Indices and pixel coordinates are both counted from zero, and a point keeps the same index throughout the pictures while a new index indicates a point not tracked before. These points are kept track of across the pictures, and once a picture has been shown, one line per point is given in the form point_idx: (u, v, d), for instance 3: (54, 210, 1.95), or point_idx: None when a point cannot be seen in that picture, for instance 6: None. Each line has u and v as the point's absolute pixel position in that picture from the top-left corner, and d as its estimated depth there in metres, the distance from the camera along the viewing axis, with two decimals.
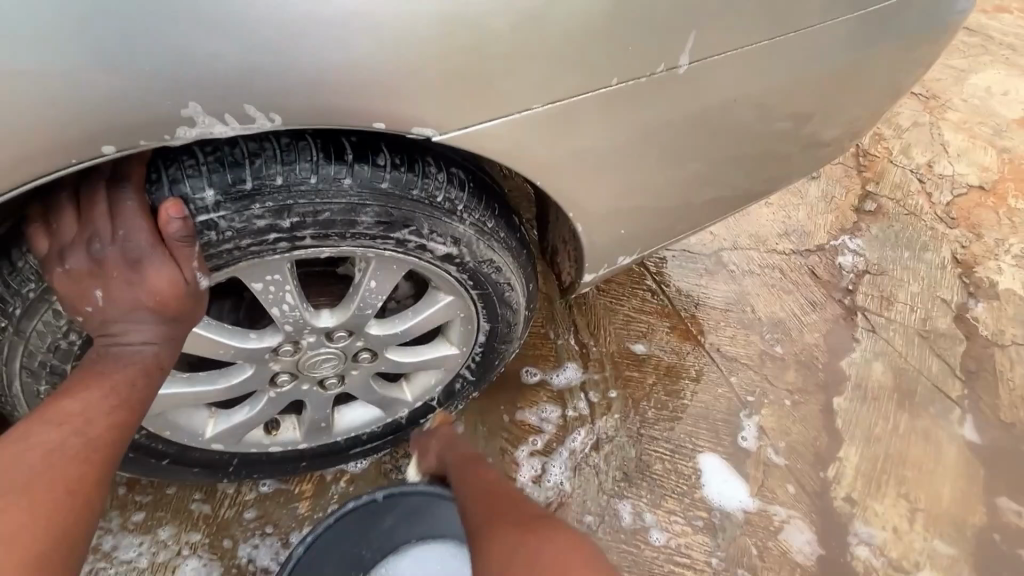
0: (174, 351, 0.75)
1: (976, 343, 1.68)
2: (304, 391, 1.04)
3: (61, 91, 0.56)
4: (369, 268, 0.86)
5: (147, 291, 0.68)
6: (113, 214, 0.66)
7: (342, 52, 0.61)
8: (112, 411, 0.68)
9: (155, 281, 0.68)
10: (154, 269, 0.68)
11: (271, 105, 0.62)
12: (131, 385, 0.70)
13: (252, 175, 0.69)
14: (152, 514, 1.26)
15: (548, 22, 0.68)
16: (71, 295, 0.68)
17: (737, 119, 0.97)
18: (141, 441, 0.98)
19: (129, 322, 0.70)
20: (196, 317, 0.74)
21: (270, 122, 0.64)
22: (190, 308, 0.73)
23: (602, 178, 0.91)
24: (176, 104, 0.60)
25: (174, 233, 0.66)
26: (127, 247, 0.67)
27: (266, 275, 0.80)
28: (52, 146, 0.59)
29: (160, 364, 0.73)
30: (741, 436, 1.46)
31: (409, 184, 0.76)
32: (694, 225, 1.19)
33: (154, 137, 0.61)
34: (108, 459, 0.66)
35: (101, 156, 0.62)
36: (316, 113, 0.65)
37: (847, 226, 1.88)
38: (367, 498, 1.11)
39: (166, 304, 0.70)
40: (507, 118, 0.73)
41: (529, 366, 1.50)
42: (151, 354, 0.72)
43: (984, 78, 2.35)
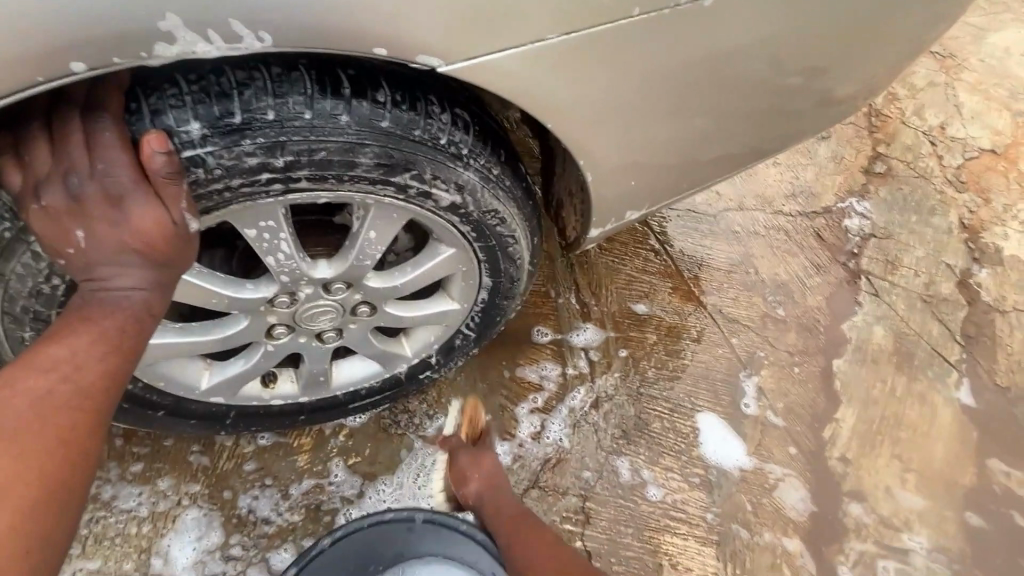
0: (165, 297, 0.70)
1: (978, 309, 1.67)
2: (301, 344, 1.02)
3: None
4: (368, 217, 0.82)
5: (132, 231, 0.64)
6: (90, 146, 0.61)
7: None
8: (103, 357, 0.65)
9: (140, 220, 0.63)
10: (140, 208, 0.63)
11: (260, 21, 0.56)
12: (121, 332, 0.66)
13: (241, 107, 0.64)
14: (151, 465, 1.26)
15: None
16: (50, 234, 0.64)
17: (760, 65, 0.91)
18: (135, 392, 0.96)
19: (115, 265, 0.66)
20: (187, 262, 0.70)
21: (258, 41, 0.58)
22: (180, 251, 0.68)
23: (614, 126, 0.85)
24: (150, 14, 0.54)
25: (159, 168, 0.61)
26: (108, 183, 0.62)
27: (260, 220, 0.76)
28: (14, 66, 0.53)
29: (150, 311, 0.69)
30: (743, 402, 1.46)
31: (411, 124, 0.71)
32: (705, 181, 1.14)
33: (129, 55, 0.56)
34: (103, 403, 0.64)
35: (70, 76, 0.56)
36: (310, 35, 0.59)
37: (855, 188, 1.84)
38: (406, 515, 1.14)
39: (153, 246, 0.65)
40: (517, 49, 0.68)
41: (540, 327, 1.48)
42: (140, 300, 0.68)
43: (1003, 37, 2.26)
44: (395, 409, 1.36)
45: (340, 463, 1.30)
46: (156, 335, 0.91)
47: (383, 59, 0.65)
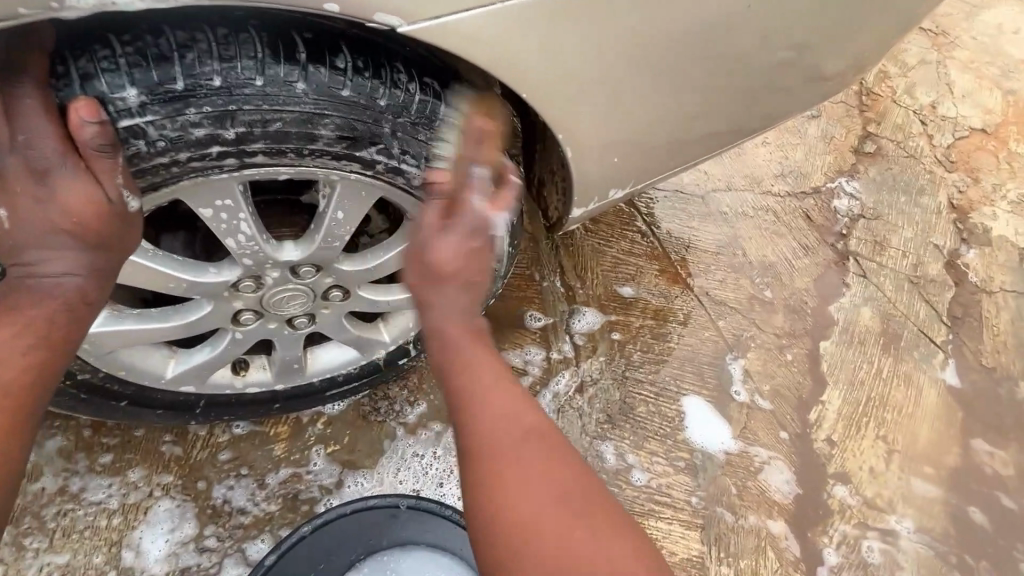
0: (102, 284, 0.70)
1: (965, 289, 1.66)
2: (271, 330, 0.97)
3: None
4: (334, 195, 0.77)
5: (65, 209, 0.63)
6: (10, 114, 0.57)
7: None
8: (31, 348, 0.66)
9: (73, 196, 0.62)
10: (70, 184, 0.61)
11: None
12: (51, 322, 0.67)
13: (183, 73, 0.59)
14: (121, 456, 1.22)
15: None
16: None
17: (750, 34, 0.86)
18: (95, 382, 0.92)
19: (48, 247, 0.66)
20: (124, 249, 0.68)
21: None
22: (117, 236, 0.66)
23: (594, 98, 0.80)
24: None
25: (87, 142, 0.58)
26: (32, 157, 0.59)
27: (215, 199, 0.71)
28: None
29: (84, 298, 0.69)
30: (735, 390, 1.44)
31: (374, 93, 0.66)
32: (692, 160, 1.10)
33: (37, 5, 0.49)
34: (33, 393, 0.66)
35: None
36: None
37: (845, 168, 1.81)
38: (391, 501, 1.13)
39: (86, 227, 0.64)
40: (484, 9, 0.63)
41: (532, 311, 1.45)
42: (74, 286, 0.68)
43: (997, 14, 2.22)
44: (375, 395, 1.33)
45: (318, 451, 1.26)
46: (113, 322, 0.87)
47: (340, 17, 0.60)
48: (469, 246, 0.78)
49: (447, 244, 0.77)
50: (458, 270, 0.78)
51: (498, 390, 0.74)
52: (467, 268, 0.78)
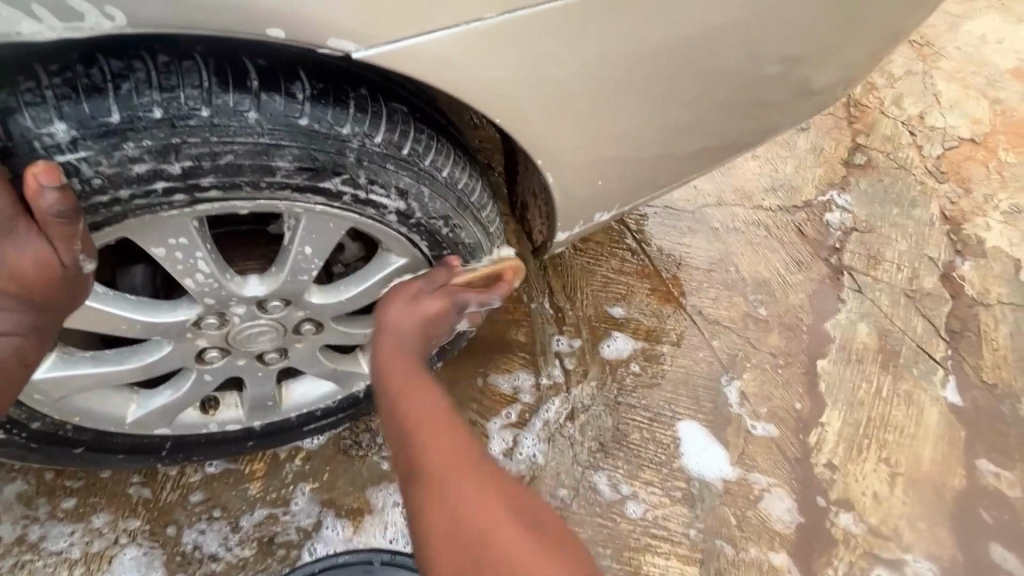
0: (41, 344, 0.63)
1: (962, 302, 1.63)
2: (240, 367, 0.92)
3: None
4: (300, 228, 0.72)
5: (7, 270, 0.54)
6: None
7: None
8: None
9: (17, 257, 0.54)
10: (13, 244, 0.53)
11: None
12: None
13: (119, 105, 0.54)
14: (85, 500, 1.15)
15: None
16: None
17: (731, 51, 0.83)
18: (48, 430, 0.86)
19: None
20: (73, 306, 0.61)
21: (107, 19, 0.48)
22: (67, 295, 0.59)
23: (574, 119, 0.77)
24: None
25: (45, 210, 0.51)
26: None
27: (169, 236, 0.65)
28: None
29: (20, 359, 0.61)
30: (752, 426, 1.38)
31: (335, 120, 0.61)
32: (677, 179, 1.07)
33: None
34: None
35: None
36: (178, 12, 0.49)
37: (835, 181, 1.78)
38: (363, 556, 1.07)
39: (33, 289, 0.56)
40: (450, 31, 0.59)
41: (557, 336, 1.42)
42: (9, 348, 0.60)
43: (980, 25, 2.22)
44: (357, 428, 1.27)
45: (298, 489, 1.20)
46: (65, 366, 0.80)
47: (293, 42, 0.55)
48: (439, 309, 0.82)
49: (432, 304, 0.81)
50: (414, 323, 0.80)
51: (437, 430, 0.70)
52: (428, 327, 0.82)
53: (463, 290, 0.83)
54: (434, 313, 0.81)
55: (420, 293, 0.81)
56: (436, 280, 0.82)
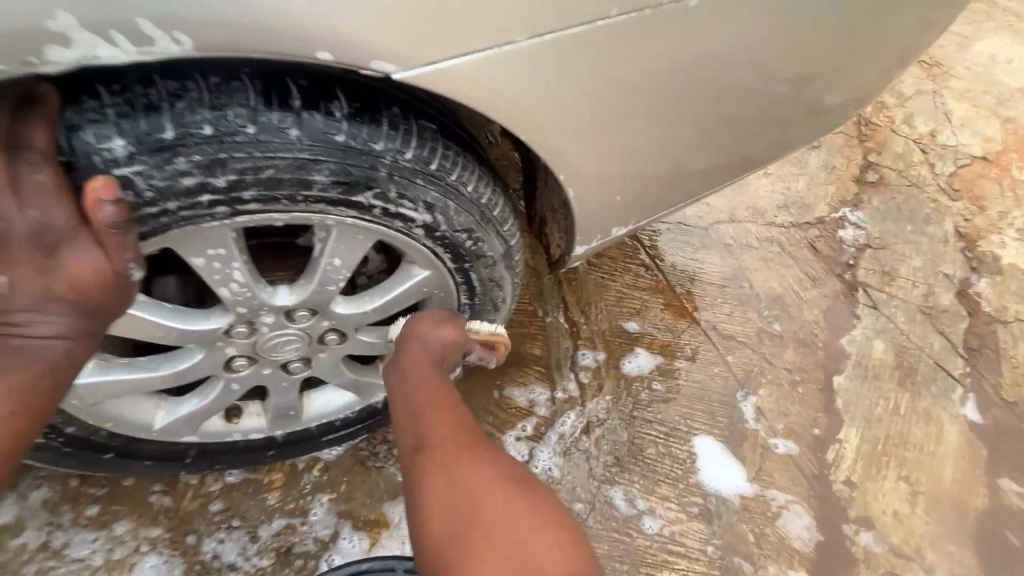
0: (90, 345, 0.66)
1: (979, 319, 1.62)
2: (266, 376, 0.94)
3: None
4: (330, 240, 0.75)
5: (66, 278, 0.58)
6: (7, 184, 0.52)
7: None
8: (7, 423, 0.62)
9: (76, 264, 0.58)
10: (73, 252, 0.57)
11: (171, 21, 0.50)
12: (31, 389, 0.63)
13: (173, 122, 0.57)
14: (108, 507, 1.17)
15: None
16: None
17: (745, 72, 0.85)
18: (81, 434, 0.88)
19: (34, 313, 0.60)
20: (122, 309, 0.65)
21: (175, 44, 0.51)
22: (116, 300, 0.63)
23: (594, 137, 0.79)
24: (39, 11, 0.47)
25: (103, 220, 0.55)
26: (38, 228, 0.55)
27: (208, 247, 0.68)
28: None
29: (71, 360, 0.65)
30: (774, 444, 1.37)
31: (370, 137, 0.64)
32: (692, 195, 1.09)
33: (13, 61, 0.49)
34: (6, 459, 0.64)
35: None
36: (233, 36, 0.52)
37: (848, 198, 1.79)
38: (387, 566, 1.05)
39: (88, 295, 0.60)
40: (484, 54, 0.61)
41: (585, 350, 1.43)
42: (61, 351, 0.63)
43: (989, 45, 2.24)
44: (374, 440, 1.28)
45: (316, 500, 1.21)
46: (101, 372, 0.83)
47: (336, 65, 0.58)
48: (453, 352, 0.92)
49: (450, 333, 0.88)
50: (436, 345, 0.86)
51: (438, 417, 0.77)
52: (444, 354, 0.87)
53: (474, 340, 0.93)
54: (450, 343, 0.88)
55: (444, 321, 0.89)
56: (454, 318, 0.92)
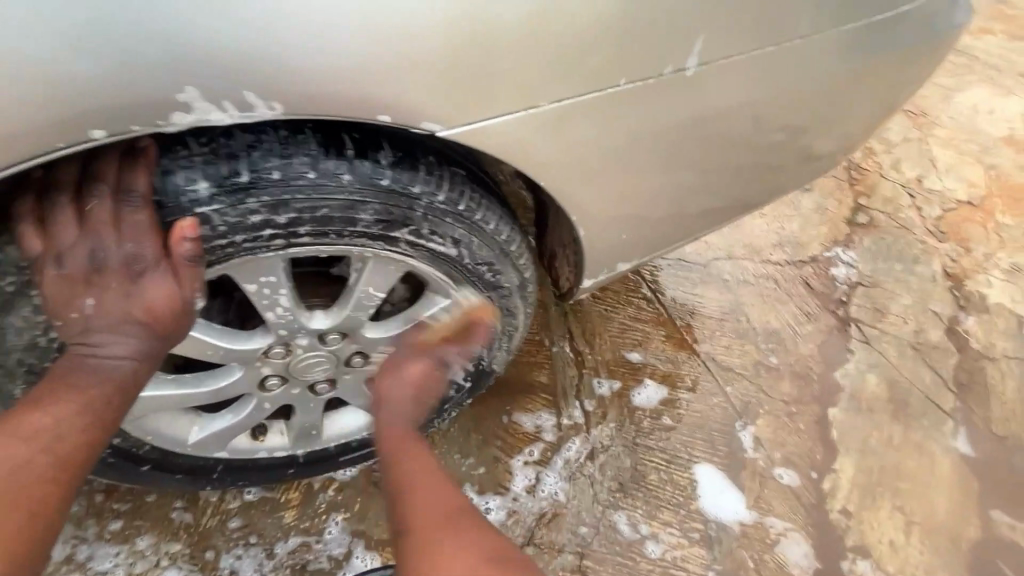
0: (151, 367, 0.77)
1: (968, 356, 1.69)
2: (294, 395, 1.01)
3: (25, 81, 0.53)
4: (365, 270, 0.83)
5: (145, 304, 0.71)
6: (116, 226, 0.66)
7: (351, 54, 0.59)
8: (82, 429, 0.71)
9: (156, 294, 0.70)
10: (155, 283, 0.70)
11: (271, 92, 0.60)
12: (106, 403, 0.73)
13: (248, 167, 0.66)
14: (131, 522, 1.21)
15: (560, 20, 0.67)
16: (58, 300, 0.69)
17: (738, 128, 0.96)
18: (124, 446, 0.95)
19: (113, 334, 0.72)
20: (180, 336, 0.77)
21: (270, 110, 0.61)
22: (179, 325, 0.74)
23: (603, 183, 0.89)
24: (174, 85, 0.57)
25: (182, 255, 0.67)
26: (132, 261, 0.68)
27: (260, 275, 0.77)
28: (49, 125, 0.56)
29: (135, 380, 0.75)
30: (778, 474, 1.43)
31: (410, 181, 0.74)
32: (691, 234, 1.18)
33: (147, 122, 0.58)
34: (75, 471, 0.70)
35: (90, 141, 0.58)
36: (312, 102, 0.61)
37: (839, 238, 1.89)
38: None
39: (158, 319, 0.72)
40: (515, 115, 0.71)
41: (601, 378, 1.50)
42: (129, 369, 0.74)
43: (970, 96, 2.39)
44: None
45: (331, 519, 1.26)
46: (150, 387, 0.90)
47: (391, 124, 0.67)
48: (425, 369, 0.91)
49: (412, 370, 0.90)
50: (410, 387, 0.90)
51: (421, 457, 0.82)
52: (422, 392, 0.91)
53: (439, 347, 0.92)
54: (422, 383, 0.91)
55: (403, 361, 0.91)
56: (411, 348, 0.92)
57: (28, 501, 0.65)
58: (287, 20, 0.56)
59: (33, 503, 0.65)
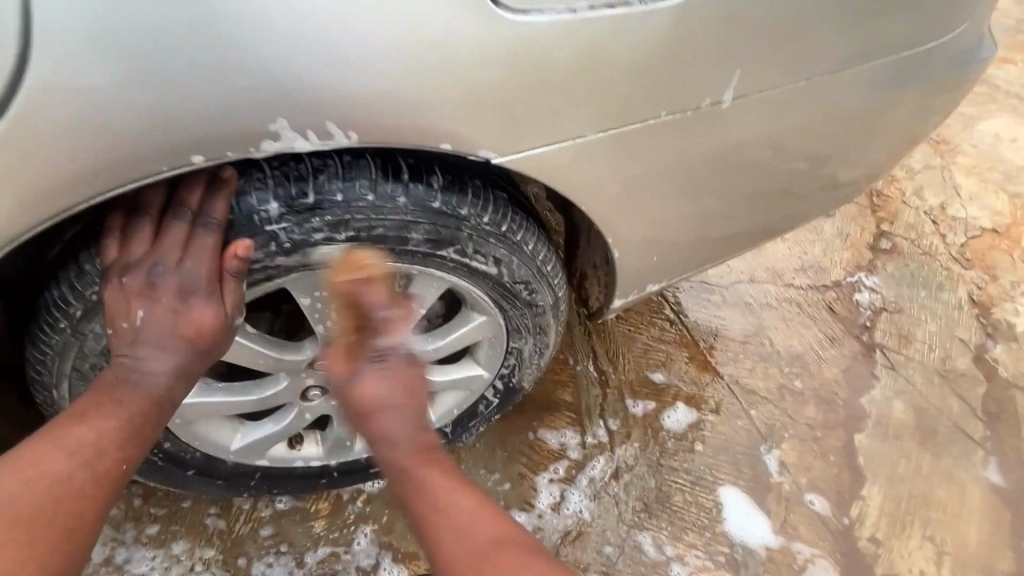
0: (186, 386, 0.79)
1: (997, 384, 1.68)
2: (332, 406, 1.05)
3: (135, 111, 0.57)
4: (410, 287, 0.88)
5: (191, 320, 0.75)
6: (182, 246, 0.72)
7: (419, 87, 0.63)
8: (121, 444, 0.73)
9: (204, 312, 0.75)
10: (202, 305, 0.75)
11: (349, 122, 0.64)
12: (145, 417, 0.75)
13: (314, 190, 0.72)
14: (166, 528, 1.25)
15: (613, 55, 0.71)
16: (113, 309, 0.73)
17: (767, 157, 1.00)
18: (172, 451, 0.99)
19: (156, 349, 0.75)
20: (217, 356, 0.80)
21: (347, 139, 0.65)
22: (218, 344, 0.78)
23: (638, 207, 0.93)
24: (265, 118, 0.61)
25: (228, 269, 0.73)
26: (188, 280, 0.73)
27: (314, 290, 0.82)
28: (152, 153, 0.60)
29: (170, 397, 0.78)
30: (810, 501, 1.43)
31: (458, 204, 0.79)
32: (717, 257, 1.21)
33: (239, 149, 0.62)
34: (111, 484, 0.72)
35: (189, 166, 0.62)
36: (384, 130, 0.65)
37: (862, 263, 1.90)
38: None
39: (200, 337, 0.76)
40: (562, 143, 0.76)
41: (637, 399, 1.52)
42: (165, 386, 0.77)
43: (992, 124, 2.40)
44: None
45: (360, 530, 1.28)
46: (202, 394, 0.95)
47: (451, 153, 0.72)
48: (399, 374, 0.82)
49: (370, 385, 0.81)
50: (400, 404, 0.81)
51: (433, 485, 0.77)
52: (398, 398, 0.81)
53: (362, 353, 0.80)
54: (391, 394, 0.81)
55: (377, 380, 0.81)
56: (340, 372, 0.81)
57: (66, 516, 0.67)
58: (367, 56, 0.60)
59: (68, 518, 0.67)
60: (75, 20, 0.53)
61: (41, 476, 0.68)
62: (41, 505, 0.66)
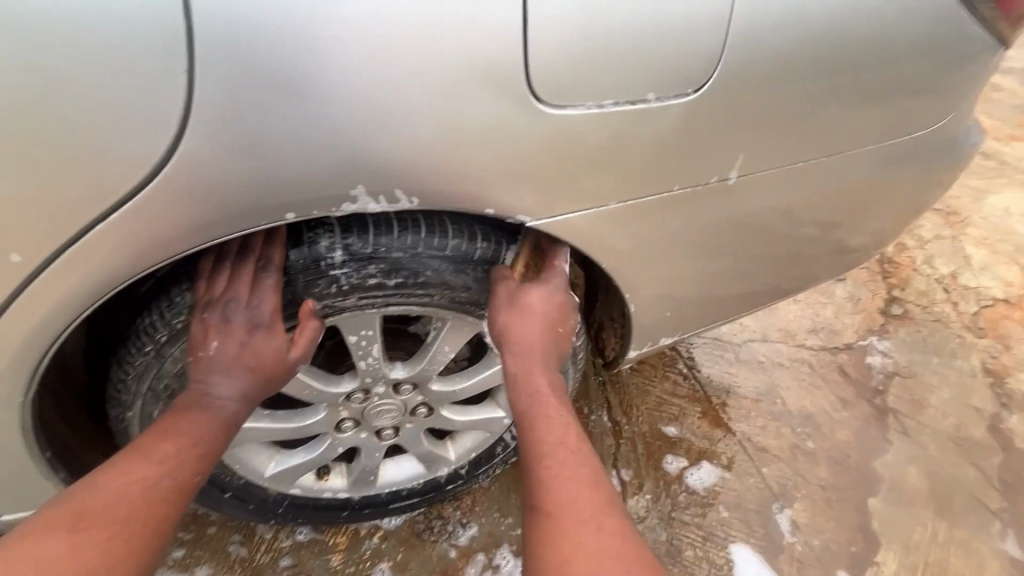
0: (246, 410, 0.92)
1: (1013, 455, 1.68)
2: (361, 439, 1.12)
3: (249, 174, 0.70)
4: (443, 329, 1.00)
5: (258, 354, 0.89)
6: (252, 286, 0.84)
7: (469, 163, 0.75)
8: (197, 458, 0.83)
9: (268, 348, 0.89)
10: (265, 339, 0.88)
11: (413, 190, 0.76)
12: (213, 438, 0.86)
13: (372, 242, 0.84)
14: (192, 552, 1.30)
15: (634, 139, 0.83)
16: (194, 339, 0.85)
17: (772, 226, 1.10)
18: (213, 473, 1.06)
19: (223, 377, 0.88)
20: (275, 386, 0.93)
21: (408, 203, 0.78)
22: (279, 376, 0.92)
23: (654, 267, 1.03)
24: (347, 184, 0.74)
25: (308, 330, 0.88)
26: (256, 316, 0.87)
27: (360, 328, 0.94)
28: (256, 209, 0.73)
29: (234, 420, 0.90)
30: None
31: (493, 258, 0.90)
32: (730, 314, 1.28)
33: (322, 208, 0.75)
34: (181, 498, 0.80)
35: (280, 220, 0.75)
36: (437, 196, 0.78)
37: (874, 328, 1.95)
38: None
39: (262, 368, 0.90)
40: (586, 212, 0.87)
41: (672, 456, 1.56)
42: (230, 410, 0.89)
43: (1002, 198, 2.49)
44: (430, 513, 1.39)
45: (375, 566, 1.31)
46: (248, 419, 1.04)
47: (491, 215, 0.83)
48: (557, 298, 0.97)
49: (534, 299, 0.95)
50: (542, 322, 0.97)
51: (554, 426, 0.90)
52: (548, 317, 0.98)
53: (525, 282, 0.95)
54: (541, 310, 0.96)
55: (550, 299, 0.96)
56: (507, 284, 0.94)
57: (143, 516, 0.74)
58: (432, 137, 0.72)
59: (146, 520, 0.75)
60: (213, 105, 0.65)
61: (136, 479, 0.77)
62: (134, 506, 0.75)
